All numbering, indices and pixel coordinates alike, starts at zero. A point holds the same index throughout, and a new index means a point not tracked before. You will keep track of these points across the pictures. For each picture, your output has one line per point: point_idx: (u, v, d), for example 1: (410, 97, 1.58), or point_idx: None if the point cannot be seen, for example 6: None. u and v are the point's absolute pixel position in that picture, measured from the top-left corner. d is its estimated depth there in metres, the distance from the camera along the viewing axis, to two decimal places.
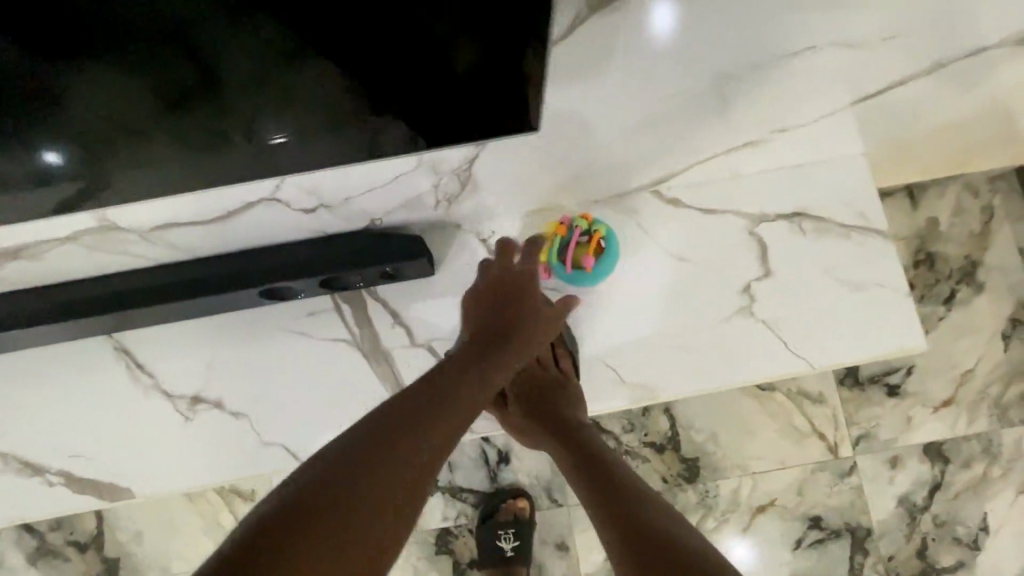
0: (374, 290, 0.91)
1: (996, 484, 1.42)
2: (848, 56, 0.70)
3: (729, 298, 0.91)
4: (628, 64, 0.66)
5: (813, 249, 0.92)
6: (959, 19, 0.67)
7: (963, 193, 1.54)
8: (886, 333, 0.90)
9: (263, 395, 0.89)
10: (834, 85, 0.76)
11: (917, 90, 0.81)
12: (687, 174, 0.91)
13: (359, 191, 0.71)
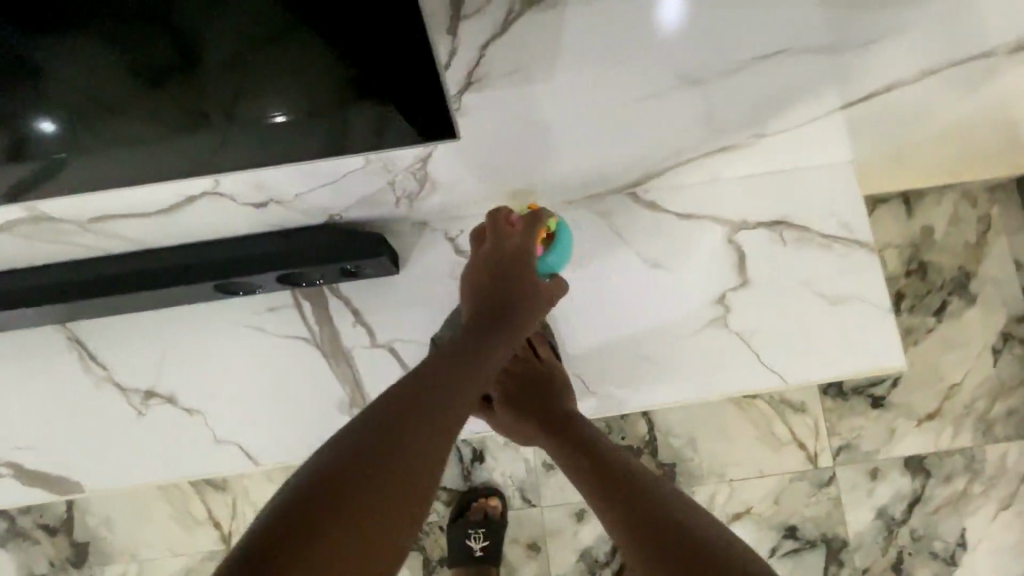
0: (335, 287, 0.88)
1: (977, 499, 1.40)
2: (832, 61, 0.65)
3: (703, 307, 0.88)
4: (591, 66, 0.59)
5: (792, 259, 0.89)
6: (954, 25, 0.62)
7: (960, 202, 1.50)
8: (865, 350, 0.87)
9: (218, 392, 0.87)
10: (818, 91, 0.71)
11: (909, 97, 0.77)
12: (665, 177, 0.87)
13: (307, 188, 0.68)
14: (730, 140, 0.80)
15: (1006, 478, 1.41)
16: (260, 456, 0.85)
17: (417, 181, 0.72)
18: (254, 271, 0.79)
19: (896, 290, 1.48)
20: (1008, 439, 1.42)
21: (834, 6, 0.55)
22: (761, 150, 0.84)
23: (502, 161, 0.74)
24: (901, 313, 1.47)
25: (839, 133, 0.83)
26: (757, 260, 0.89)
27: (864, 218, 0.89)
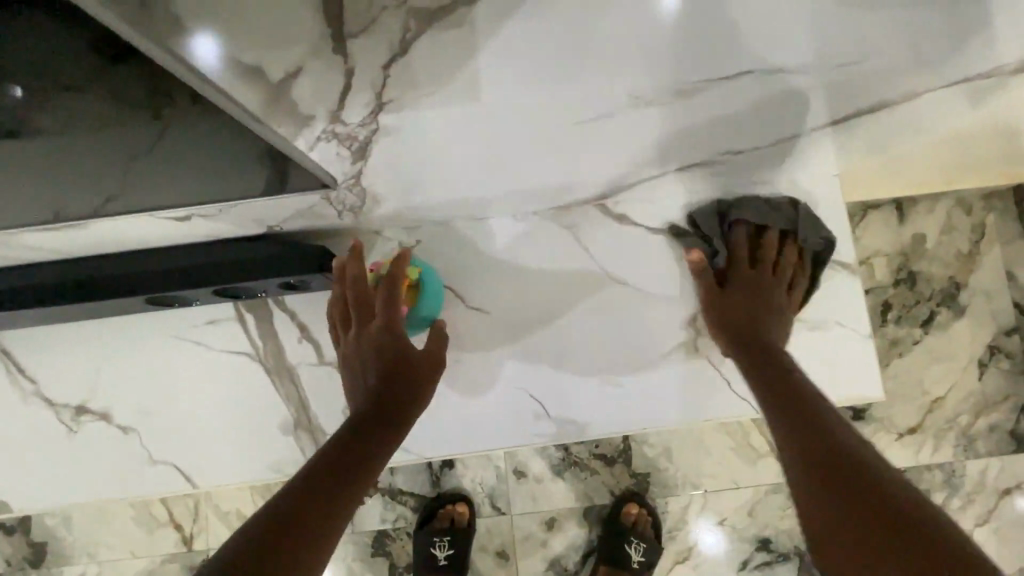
0: (281, 299, 0.82)
1: (954, 515, 1.38)
2: (820, 84, 0.59)
3: (671, 330, 0.83)
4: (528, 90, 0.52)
5: None
6: (953, 55, 0.55)
7: (953, 210, 1.45)
8: (842, 378, 0.82)
9: (155, 409, 0.82)
10: (802, 111, 0.65)
11: (904, 118, 0.70)
12: (636, 190, 0.81)
13: (233, 204, 0.62)
14: (705, 157, 0.74)
15: (985, 494, 1.38)
16: (198, 477, 0.81)
17: (355, 197, 0.66)
18: (189, 286, 0.74)
19: (884, 300, 1.43)
20: (989, 455, 1.39)
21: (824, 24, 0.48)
22: (740, 164, 0.78)
23: (445, 176, 0.66)
24: (888, 324, 1.43)
25: (826, 147, 0.77)
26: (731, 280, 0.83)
27: (847, 238, 0.84)
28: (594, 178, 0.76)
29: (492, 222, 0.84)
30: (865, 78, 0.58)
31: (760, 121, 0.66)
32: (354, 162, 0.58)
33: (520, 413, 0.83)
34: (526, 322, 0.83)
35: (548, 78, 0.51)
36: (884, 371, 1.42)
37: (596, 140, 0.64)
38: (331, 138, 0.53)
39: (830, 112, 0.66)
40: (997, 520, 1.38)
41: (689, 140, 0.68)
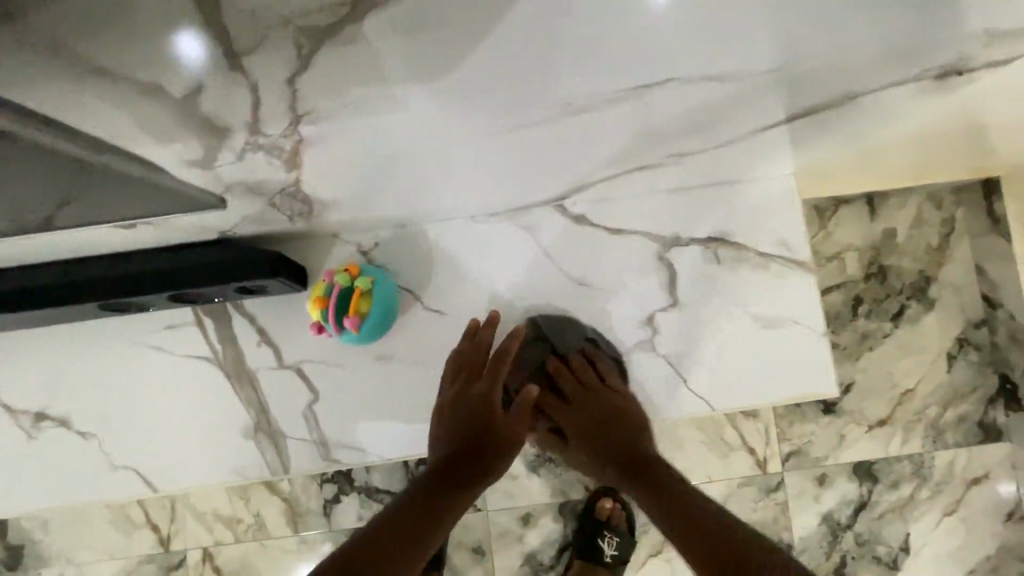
0: (240, 303, 0.82)
1: (922, 505, 1.40)
2: (760, 86, 0.59)
3: (629, 330, 0.84)
4: (462, 99, 0.52)
5: (726, 279, 0.84)
6: (887, 58, 0.56)
7: (922, 205, 1.47)
8: (797, 376, 0.83)
9: (114, 414, 0.81)
10: (748, 112, 0.65)
11: (853, 117, 0.71)
12: (593, 190, 0.81)
13: (175, 210, 0.62)
14: (654, 157, 0.75)
15: (953, 485, 1.41)
16: (159, 482, 0.81)
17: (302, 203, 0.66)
18: (142, 292, 0.74)
19: (855, 294, 1.44)
20: (957, 447, 1.42)
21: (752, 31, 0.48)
22: (693, 162, 0.78)
23: (392, 178, 0.67)
24: (859, 318, 1.44)
25: (779, 147, 0.77)
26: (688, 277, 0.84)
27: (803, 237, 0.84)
28: (547, 178, 0.76)
29: (451, 224, 0.84)
30: (804, 79, 0.59)
31: (707, 122, 0.67)
32: (289, 171, 0.58)
33: None
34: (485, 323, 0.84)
35: (482, 86, 0.50)
36: (855, 365, 1.43)
37: (541, 143, 0.65)
38: (258, 147, 0.52)
39: (772, 112, 0.67)
40: (965, 510, 1.40)
41: (633, 142, 0.69)
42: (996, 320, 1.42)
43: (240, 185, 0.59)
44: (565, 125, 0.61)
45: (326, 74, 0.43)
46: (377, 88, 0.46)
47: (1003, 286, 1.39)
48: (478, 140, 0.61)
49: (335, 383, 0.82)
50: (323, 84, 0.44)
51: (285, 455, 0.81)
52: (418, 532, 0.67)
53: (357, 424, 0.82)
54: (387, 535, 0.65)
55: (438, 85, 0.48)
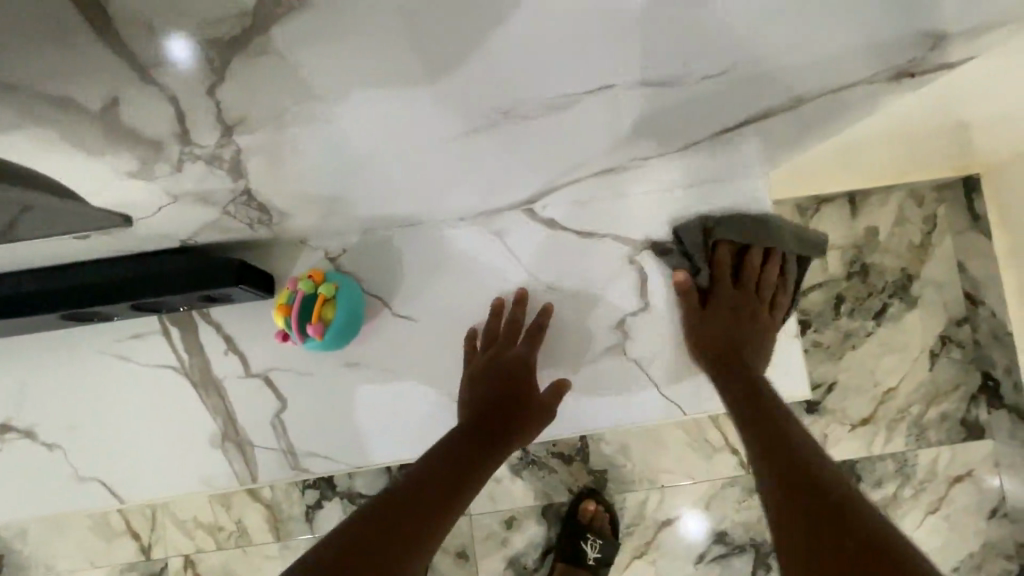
0: (206, 311, 0.81)
1: (905, 504, 1.40)
2: (716, 86, 0.59)
3: (600, 334, 0.83)
4: (409, 103, 0.51)
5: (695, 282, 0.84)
6: (842, 60, 0.56)
7: (904, 202, 1.46)
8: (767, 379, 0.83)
9: (78, 425, 0.80)
10: (709, 113, 0.65)
11: (817, 117, 0.70)
12: (561, 193, 0.81)
13: (129, 219, 0.62)
14: (616, 161, 0.75)
15: (936, 483, 1.41)
16: (125, 493, 0.80)
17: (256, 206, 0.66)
18: (102, 301, 0.72)
19: (837, 292, 1.44)
20: (940, 444, 1.42)
21: (697, 34, 0.48)
22: (660, 165, 0.78)
23: (349, 182, 0.67)
24: (842, 317, 1.44)
25: (747, 148, 0.77)
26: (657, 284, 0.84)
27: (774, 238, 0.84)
28: (513, 182, 0.76)
29: (419, 228, 0.83)
30: (754, 82, 0.59)
31: (669, 124, 0.67)
32: (235, 178, 0.59)
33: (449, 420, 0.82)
34: (456, 328, 0.83)
35: (428, 91, 0.50)
36: (838, 364, 1.43)
37: (500, 145, 0.64)
38: (195, 158, 0.52)
39: (727, 117, 0.67)
40: (948, 507, 1.41)
41: (589, 147, 0.69)
42: (978, 317, 1.42)
43: (188, 195, 0.60)
44: (522, 129, 0.61)
45: (252, 79, 0.43)
46: (312, 92, 0.46)
47: (985, 283, 1.39)
48: (435, 141, 0.61)
49: (304, 391, 0.81)
50: (252, 87, 0.44)
51: (253, 464, 0.81)
52: (444, 488, 0.71)
53: (325, 433, 0.81)
54: (418, 496, 0.69)
55: (373, 87, 0.48)
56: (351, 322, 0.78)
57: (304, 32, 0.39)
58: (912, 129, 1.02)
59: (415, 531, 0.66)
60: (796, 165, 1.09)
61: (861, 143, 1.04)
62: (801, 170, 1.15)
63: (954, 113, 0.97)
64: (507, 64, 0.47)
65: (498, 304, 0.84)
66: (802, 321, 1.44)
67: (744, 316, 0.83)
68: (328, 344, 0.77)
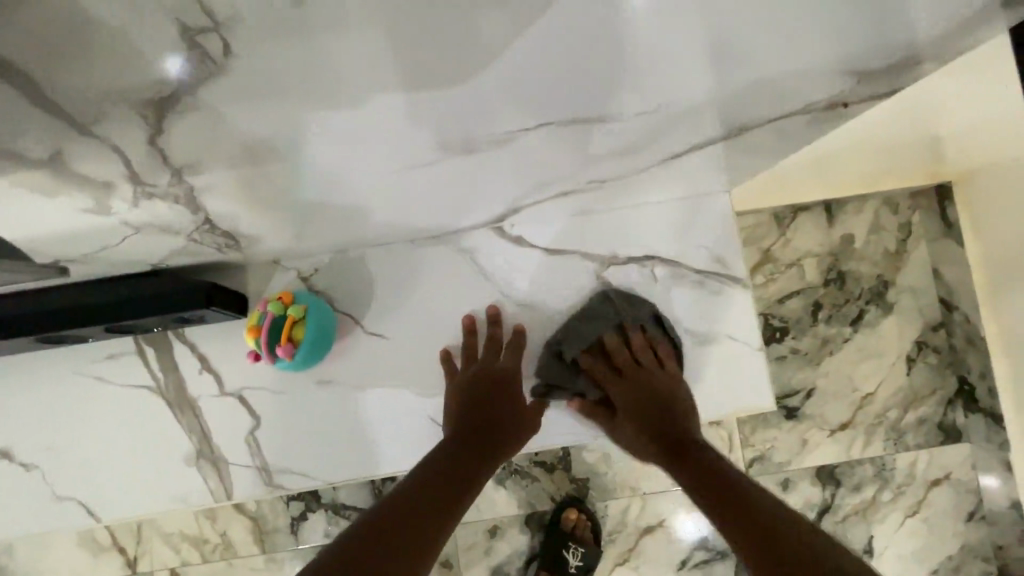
0: (181, 332, 0.83)
1: (885, 508, 1.42)
2: (664, 110, 0.61)
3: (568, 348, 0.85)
4: (364, 132, 0.54)
5: (660, 297, 0.86)
6: (784, 84, 0.58)
7: (879, 210, 1.49)
8: (733, 391, 0.85)
9: (55, 446, 0.82)
10: (663, 136, 0.68)
11: (772, 135, 0.72)
12: (529, 212, 0.83)
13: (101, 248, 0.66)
14: (579, 181, 0.77)
15: (914, 486, 1.43)
16: (102, 512, 0.82)
17: (226, 228, 0.68)
18: (77, 325, 0.74)
19: (815, 300, 1.46)
20: (918, 449, 1.44)
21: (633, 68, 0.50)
22: (623, 183, 0.80)
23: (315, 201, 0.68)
24: (819, 324, 1.46)
25: (708, 165, 0.79)
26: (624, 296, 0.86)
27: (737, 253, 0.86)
28: (480, 202, 0.78)
29: (390, 248, 0.85)
30: (701, 109, 0.62)
31: (626, 146, 0.69)
32: (197, 213, 0.63)
33: (421, 436, 0.84)
34: (427, 345, 0.85)
35: (380, 121, 0.52)
36: (816, 370, 1.45)
37: (462, 168, 0.67)
38: (150, 195, 0.56)
39: (680, 139, 0.69)
40: (926, 511, 1.42)
41: (549, 168, 0.72)
42: (953, 323, 1.44)
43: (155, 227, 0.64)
44: (479, 152, 0.63)
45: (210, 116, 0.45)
46: (263, 125, 0.49)
47: (958, 289, 1.41)
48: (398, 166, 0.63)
49: (278, 409, 0.83)
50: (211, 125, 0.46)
51: (227, 481, 0.82)
52: (440, 497, 0.71)
53: (299, 450, 0.83)
54: (417, 507, 0.68)
55: (328, 115, 0.50)
56: (321, 341, 0.80)
57: (252, 70, 0.41)
58: (875, 144, 1.04)
59: (420, 541, 0.65)
60: (765, 180, 1.11)
61: (827, 158, 1.06)
62: (771, 184, 1.17)
63: (915, 126, 0.99)
64: (451, 98, 0.49)
65: (473, 323, 0.85)
66: (781, 328, 1.45)
67: (656, 391, 0.85)
68: (301, 362, 0.79)
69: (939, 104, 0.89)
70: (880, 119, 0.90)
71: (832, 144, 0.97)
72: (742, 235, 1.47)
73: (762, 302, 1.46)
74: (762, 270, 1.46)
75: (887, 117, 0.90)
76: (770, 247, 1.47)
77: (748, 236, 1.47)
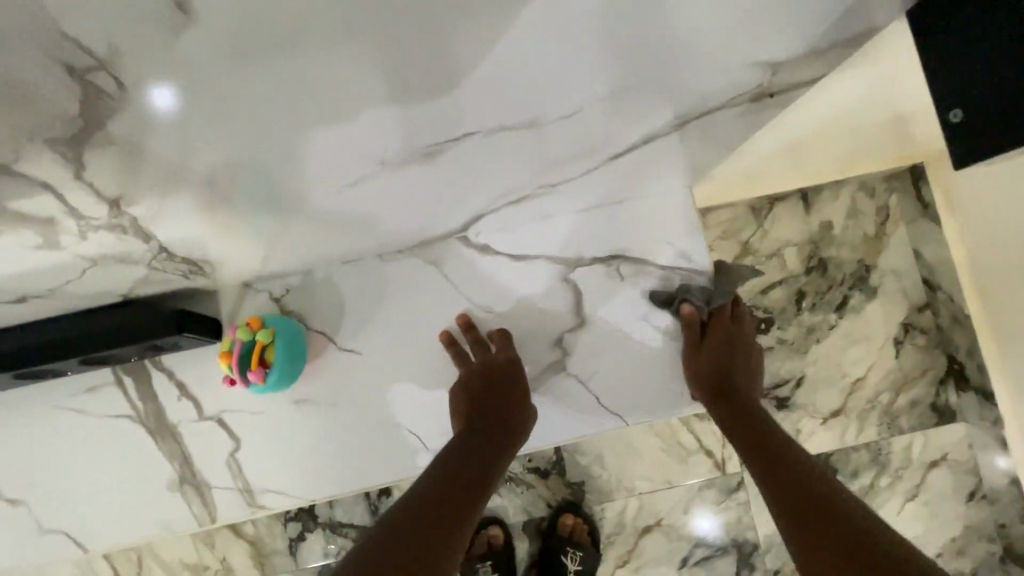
0: (158, 361, 0.84)
1: (884, 493, 1.41)
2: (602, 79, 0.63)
3: (540, 352, 0.87)
4: (307, 99, 0.56)
5: (629, 296, 0.86)
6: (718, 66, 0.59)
7: (855, 195, 1.49)
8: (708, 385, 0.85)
9: (39, 480, 0.83)
10: (608, 115, 0.69)
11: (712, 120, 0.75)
12: (492, 218, 0.84)
13: (72, 275, 0.73)
14: (533, 182, 0.80)
15: (912, 470, 1.42)
16: (89, 543, 0.83)
17: (186, 238, 0.72)
18: (51, 360, 0.75)
19: (797, 289, 1.47)
20: (913, 431, 1.43)
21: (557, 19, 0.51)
22: (579, 181, 0.82)
23: (272, 204, 0.72)
24: (804, 312, 1.46)
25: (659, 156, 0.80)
26: (588, 299, 0.86)
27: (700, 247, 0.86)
28: (443, 206, 0.81)
29: (359, 264, 0.86)
30: (626, 93, 0.66)
31: (574, 130, 0.71)
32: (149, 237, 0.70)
33: (398, 450, 0.84)
34: (400, 359, 0.85)
35: (316, 83, 0.54)
36: (805, 358, 1.44)
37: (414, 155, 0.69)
38: (96, 228, 0.66)
39: (616, 129, 0.73)
40: (926, 493, 1.41)
41: (497, 166, 0.75)
42: (939, 302, 1.43)
43: (116, 252, 0.71)
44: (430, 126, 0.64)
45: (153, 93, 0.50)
46: (199, 89, 0.51)
47: (940, 267, 1.41)
48: (357, 147, 0.65)
49: (255, 430, 0.83)
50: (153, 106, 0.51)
51: (211, 505, 0.83)
52: (457, 495, 0.70)
53: (279, 469, 0.83)
54: (437, 505, 0.67)
55: (260, 78, 0.51)
56: (293, 360, 0.81)
57: (191, 42, 0.46)
58: (836, 131, 1.06)
59: (445, 536, 0.64)
60: (733, 177, 1.12)
61: (792, 148, 1.07)
62: (741, 178, 1.17)
63: (875, 109, 1.00)
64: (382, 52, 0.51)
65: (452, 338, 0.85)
66: (765, 319, 1.45)
67: (739, 343, 0.89)
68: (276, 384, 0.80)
69: (890, 86, 0.90)
70: (835, 107, 0.91)
71: (792, 135, 0.98)
72: (720, 229, 1.48)
73: (745, 294, 1.46)
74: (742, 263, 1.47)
75: (841, 103, 0.91)
76: (749, 239, 1.48)
77: (726, 229, 1.48)
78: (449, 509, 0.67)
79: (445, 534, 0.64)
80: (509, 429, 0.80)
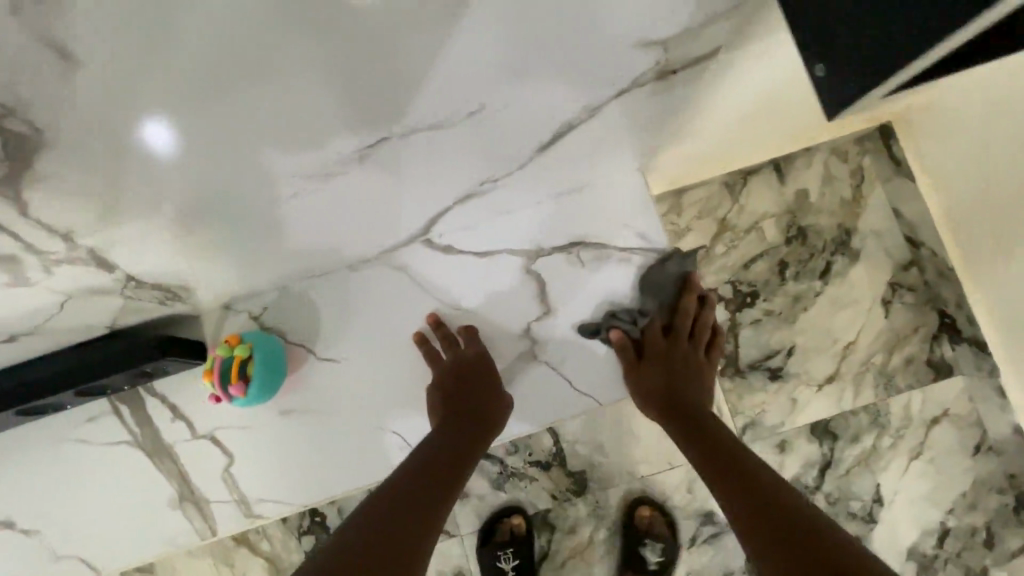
0: (150, 387, 0.89)
1: (887, 454, 1.40)
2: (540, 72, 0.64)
3: (510, 342, 0.90)
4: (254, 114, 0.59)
5: (590, 281, 0.89)
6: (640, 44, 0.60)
7: (828, 161, 1.49)
8: None
9: (51, 510, 0.88)
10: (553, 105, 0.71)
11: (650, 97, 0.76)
12: (453, 217, 0.88)
13: (53, 311, 0.78)
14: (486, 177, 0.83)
15: (914, 428, 1.41)
16: (102, 565, 0.87)
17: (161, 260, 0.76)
18: (48, 395, 0.80)
19: (779, 259, 1.47)
20: (910, 389, 1.42)
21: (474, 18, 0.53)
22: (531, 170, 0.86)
23: (235, 221, 0.76)
24: (788, 282, 1.46)
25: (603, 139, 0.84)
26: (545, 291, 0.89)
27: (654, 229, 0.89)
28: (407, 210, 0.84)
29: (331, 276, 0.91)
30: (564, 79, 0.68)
31: (522, 122, 0.73)
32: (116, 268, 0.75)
33: (382, 451, 0.87)
34: (378, 363, 0.89)
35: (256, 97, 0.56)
36: (793, 328, 1.45)
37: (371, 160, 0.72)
38: (63, 262, 0.71)
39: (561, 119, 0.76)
40: (930, 451, 1.40)
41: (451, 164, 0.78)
42: (922, 258, 1.43)
43: (88, 284, 0.76)
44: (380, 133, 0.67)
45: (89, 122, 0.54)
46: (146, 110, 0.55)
47: (920, 223, 1.41)
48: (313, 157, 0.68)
49: (247, 444, 0.87)
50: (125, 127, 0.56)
51: (211, 519, 0.87)
52: (430, 491, 0.76)
53: (272, 479, 0.87)
54: (409, 500, 0.73)
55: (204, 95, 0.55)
56: (274, 371, 0.85)
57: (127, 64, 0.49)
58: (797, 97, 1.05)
59: (414, 531, 0.70)
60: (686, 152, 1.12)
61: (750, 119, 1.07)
62: (701, 152, 1.17)
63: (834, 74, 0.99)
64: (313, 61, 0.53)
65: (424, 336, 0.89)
66: (750, 293, 1.46)
67: (673, 359, 0.91)
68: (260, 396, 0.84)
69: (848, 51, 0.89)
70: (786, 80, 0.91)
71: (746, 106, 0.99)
72: (696, 208, 1.50)
73: (727, 270, 1.47)
74: (721, 239, 1.48)
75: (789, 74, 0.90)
76: (726, 215, 1.49)
77: (702, 208, 1.50)
78: (420, 506, 0.73)
79: (415, 529, 0.70)
80: (482, 424, 0.84)
